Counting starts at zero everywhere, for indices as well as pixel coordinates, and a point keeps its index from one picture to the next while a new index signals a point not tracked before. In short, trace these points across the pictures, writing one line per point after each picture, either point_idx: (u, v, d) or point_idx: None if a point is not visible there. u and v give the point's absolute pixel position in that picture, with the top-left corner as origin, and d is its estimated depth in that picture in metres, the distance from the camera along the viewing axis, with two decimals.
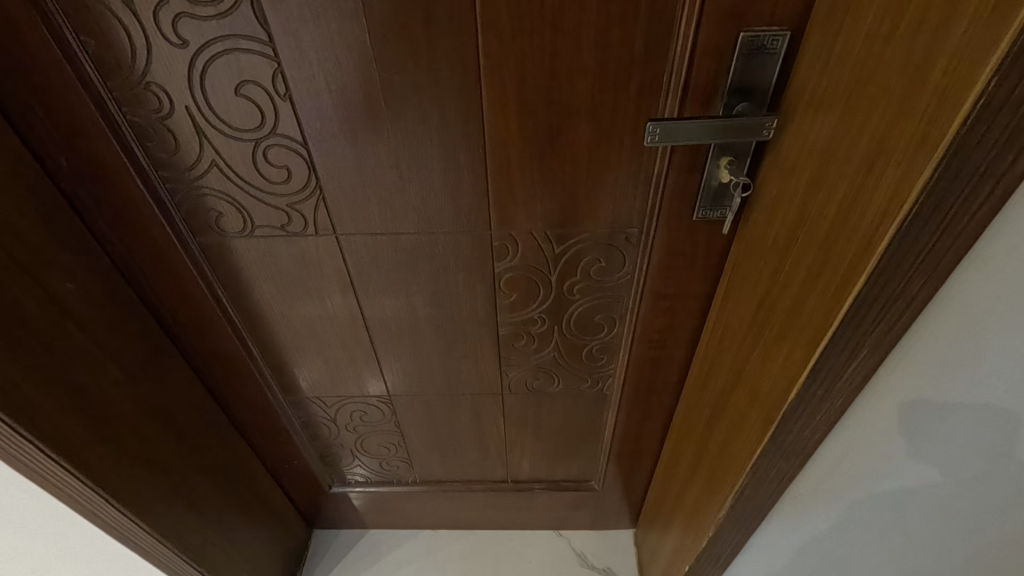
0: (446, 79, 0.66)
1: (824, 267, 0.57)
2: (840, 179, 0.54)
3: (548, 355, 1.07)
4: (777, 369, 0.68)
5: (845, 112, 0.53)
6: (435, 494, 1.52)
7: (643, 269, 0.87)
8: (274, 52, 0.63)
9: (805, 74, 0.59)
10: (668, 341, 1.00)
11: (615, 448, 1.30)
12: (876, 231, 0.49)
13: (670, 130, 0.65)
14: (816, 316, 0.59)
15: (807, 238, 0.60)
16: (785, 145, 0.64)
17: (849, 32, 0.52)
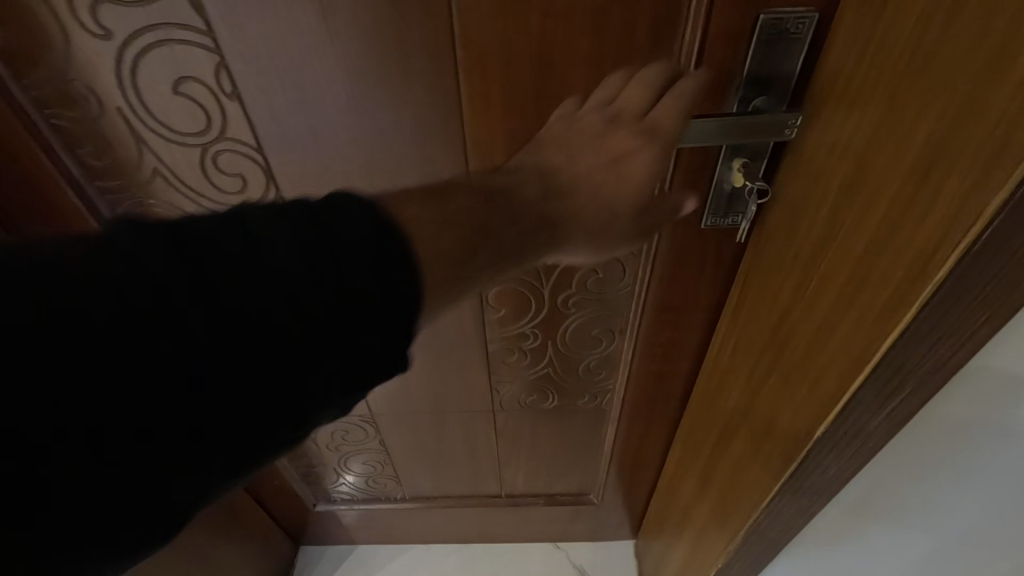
0: (419, 74, 0.57)
1: (863, 291, 0.49)
2: (882, 191, 0.46)
3: (542, 371, 0.99)
4: (800, 399, 0.61)
5: (890, 112, 0.45)
6: (427, 511, 1.45)
7: (644, 281, 0.79)
8: (214, 42, 0.54)
9: (835, 63, 0.51)
10: (671, 356, 0.92)
11: (614, 463, 1.22)
12: (930, 254, 0.41)
13: (704, 130, 0.56)
14: (851, 347, 0.51)
15: (839, 254, 0.52)
16: (809, 146, 0.56)
17: (891, 18, 0.44)
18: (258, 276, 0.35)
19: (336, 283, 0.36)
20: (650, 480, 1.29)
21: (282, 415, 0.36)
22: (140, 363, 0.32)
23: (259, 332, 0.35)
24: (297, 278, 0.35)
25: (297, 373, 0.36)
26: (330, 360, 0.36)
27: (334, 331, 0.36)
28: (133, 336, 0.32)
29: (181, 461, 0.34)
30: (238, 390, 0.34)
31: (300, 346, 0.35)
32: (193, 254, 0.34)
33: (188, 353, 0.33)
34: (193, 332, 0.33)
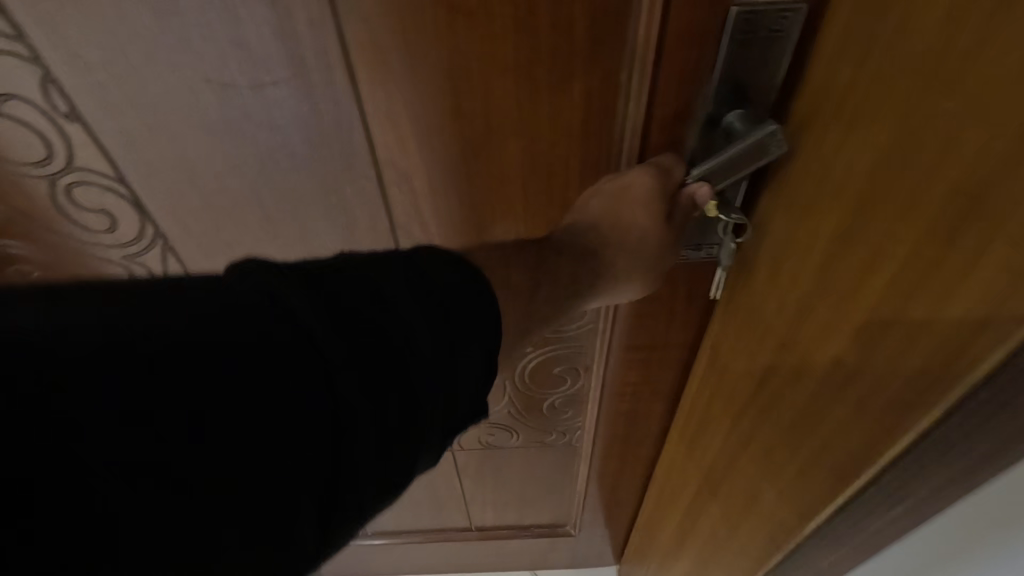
0: (304, 87, 0.45)
1: (871, 369, 0.38)
2: (891, 244, 0.35)
3: (502, 410, 0.88)
4: (788, 480, 0.50)
5: (897, 142, 0.33)
6: (393, 546, 1.34)
7: (607, 318, 0.68)
8: (31, 50, 0.42)
9: (825, 72, 0.39)
10: (644, 395, 0.82)
11: (590, 498, 1.12)
12: (975, 335, 0.30)
13: (757, 142, 0.42)
14: (856, 431, 0.40)
15: (832, 312, 0.41)
16: (792, 176, 0.44)
17: (894, 15, 0.32)
18: (363, 309, 0.33)
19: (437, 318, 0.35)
20: (630, 514, 1.19)
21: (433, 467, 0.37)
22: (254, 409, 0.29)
23: (372, 369, 0.32)
24: (401, 312, 0.34)
25: (421, 409, 0.34)
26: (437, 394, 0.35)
27: (446, 364, 0.35)
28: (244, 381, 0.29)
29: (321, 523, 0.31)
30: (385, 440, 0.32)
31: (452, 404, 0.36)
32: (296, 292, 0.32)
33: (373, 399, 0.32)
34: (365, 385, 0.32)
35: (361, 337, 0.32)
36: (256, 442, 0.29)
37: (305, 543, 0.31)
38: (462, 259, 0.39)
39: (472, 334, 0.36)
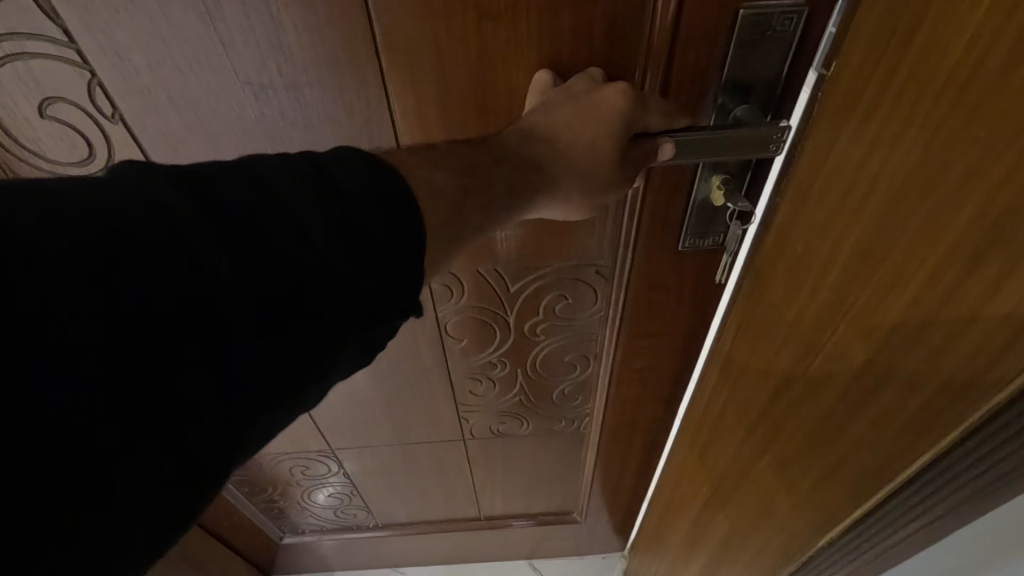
0: (337, 87, 0.47)
1: (892, 384, 0.40)
2: (913, 267, 0.37)
3: (513, 399, 0.90)
4: (793, 454, 0.53)
5: (916, 172, 0.35)
6: (402, 537, 1.36)
7: (616, 306, 0.71)
8: (81, 56, 0.44)
9: (846, 89, 0.40)
10: (649, 381, 0.85)
11: (596, 485, 1.15)
12: (1005, 355, 0.32)
13: (759, 137, 0.47)
14: (880, 437, 0.42)
15: (847, 318, 0.43)
16: (811, 188, 0.45)
17: (915, 45, 0.34)
18: (262, 218, 0.31)
19: (348, 227, 0.32)
20: (634, 500, 1.23)
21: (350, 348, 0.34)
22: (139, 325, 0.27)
23: (292, 271, 0.31)
24: (303, 221, 0.32)
25: (318, 276, 0.32)
26: (347, 309, 0.33)
27: (350, 233, 0.32)
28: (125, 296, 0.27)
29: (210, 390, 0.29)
30: (277, 303, 0.31)
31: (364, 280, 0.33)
32: (181, 201, 0.30)
33: (258, 263, 0.30)
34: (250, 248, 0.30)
35: (279, 239, 0.31)
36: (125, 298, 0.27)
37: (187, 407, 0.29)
38: (384, 163, 0.35)
39: (387, 211, 0.33)
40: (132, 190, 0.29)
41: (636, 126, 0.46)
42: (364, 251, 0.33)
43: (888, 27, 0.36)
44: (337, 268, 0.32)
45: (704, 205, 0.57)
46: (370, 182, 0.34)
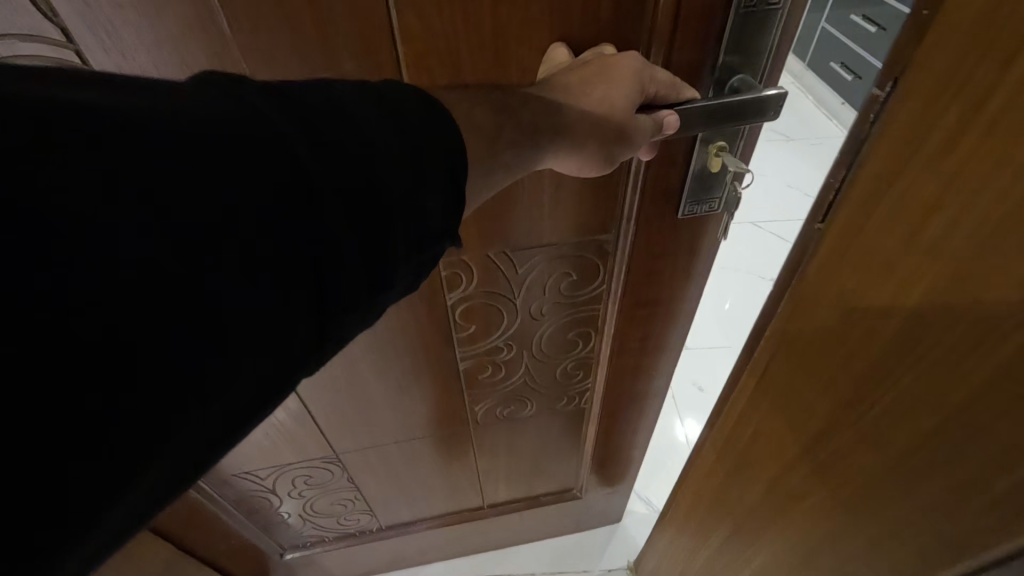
0: (353, 76, 0.47)
1: (974, 455, 0.35)
2: (1004, 327, 0.32)
3: (519, 381, 0.92)
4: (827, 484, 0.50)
5: (1004, 225, 0.31)
6: (406, 538, 1.35)
7: (619, 279, 0.74)
8: (81, 56, 0.42)
9: (905, 127, 0.36)
10: (647, 348, 0.89)
11: (596, 458, 1.19)
12: None
13: (757, 104, 0.50)
14: (957, 510, 0.37)
15: (919, 382, 0.38)
16: (860, 234, 0.41)
17: (1015, 69, 0.29)
18: (347, 139, 0.33)
19: (416, 155, 0.36)
20: (630, 468, 1.28)
21: (410, 255, 0.37)
22: (246, 221, 0.29)
23: (368, 176, 0.33)
24: (381, 143, 0.34)
25: (390, 180, 0.34)
26: (405, 219, 0.36)
27: (411, 146, 0.36)
28: (224, 191, 0.28)
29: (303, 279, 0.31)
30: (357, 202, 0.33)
31: (424, 188, 0.36)
32: (275, 114, 0.32)
33: (340, 165, 0.33)
34: (331, 151, 0.32)
35: (355, 145, 0.33)
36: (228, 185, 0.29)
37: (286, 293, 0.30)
38: (438, 103, 0.39)
39: (438, 131, 0.37)
40: (227, 98, 0.31)
41: (647, 92, 0.48)
42: (420, 161, 0.36)
43: (960, 53, 0.32)
44: (404, 176, 0.35)
45: (700, 174, 0.61)
46: (422, 110, 0.37)
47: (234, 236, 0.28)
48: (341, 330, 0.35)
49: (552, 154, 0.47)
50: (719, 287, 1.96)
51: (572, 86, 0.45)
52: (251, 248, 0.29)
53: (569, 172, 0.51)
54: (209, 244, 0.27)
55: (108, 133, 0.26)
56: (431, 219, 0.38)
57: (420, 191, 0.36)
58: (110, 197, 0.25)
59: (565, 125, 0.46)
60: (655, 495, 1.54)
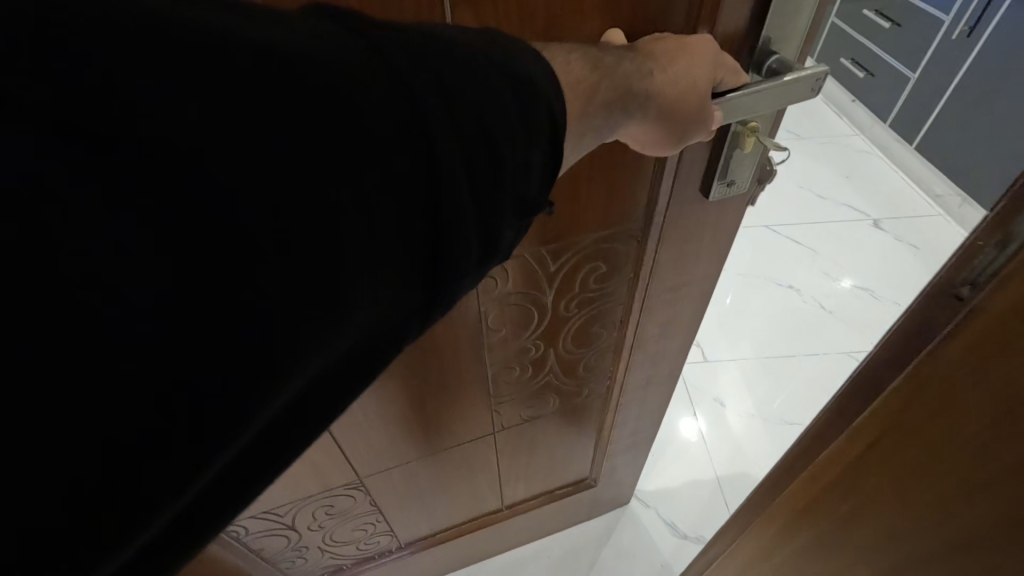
0: None
1: None
2: None
3: (543, 379, 0.91)
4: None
5: None
6: (415, 557, 1.30)
7: (647, 266, 0.74)
8: None
9: None
10: (668, 332, 0.90)
11: (613, 444, 1.20)
12: None
13: (804, 83, 0.51)
14: None
15: None
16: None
17: None
18: (470, 89, 0.33)
19: (526, 108, 0.36)
20: (642, 452, 1.30)
21: (506, 229, 0.38)
22: (378, 178, 0.30)
23: (479, 144, 0.34)
24: (498, 98, 0.35)
25: (499, 153, 0.34)
26: (506, 193, 0.36)
27: (516, 116, 0.36)
28: (357, 149, 0.29)
29: (420, 239, 0.33)
30: (468, 170, 0.33)
31: (523, 163, 0.37)
32: (407, 61, 0.31)
33: (456, 131, 0.33)
34: (449, 116, 0.32)
35: (469, 113, 0.33)
36: (362, 142, 0.29)
37: (406, 251, 0.32)
38: (541, 55, 0.39)
39: (540, 104, 0.37)
40: (364, 43, 0.31)
41: (713, 79, 0.47)
42: (523, 135, 0.36)
43: None
44: (508, 149, 0.35)
45: (731, 153, 0.61)
46: (524, 77, 0.37)
47: (373, 188, 0.29)
48: (451, 287, 0.36)
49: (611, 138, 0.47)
50: (722, 284, 2.01)
51: (633, 76, 0.44)
52: (379, 206, 0.30)
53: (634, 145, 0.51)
54: (343, 196, 0.28)
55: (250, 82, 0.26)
56: (534, 173, 0.38)
57: (519, 166, 0.36)
58: (258, 150, 0.26)
59: (629, 116, 0.46)
60: (666, 508, 1.51)
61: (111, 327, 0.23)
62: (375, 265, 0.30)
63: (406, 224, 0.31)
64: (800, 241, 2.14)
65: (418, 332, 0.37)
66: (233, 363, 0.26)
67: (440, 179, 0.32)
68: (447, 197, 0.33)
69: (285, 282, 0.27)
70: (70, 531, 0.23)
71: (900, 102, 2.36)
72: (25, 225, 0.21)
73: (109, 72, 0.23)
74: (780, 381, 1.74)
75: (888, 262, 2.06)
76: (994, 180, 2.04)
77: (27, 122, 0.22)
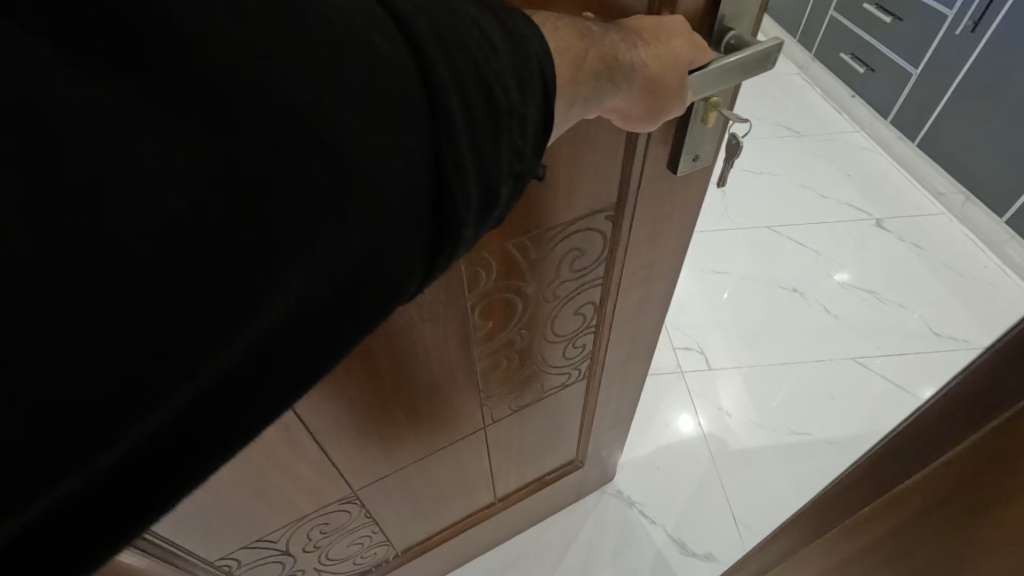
0: None
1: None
2: None
3: (529, 367, 0.92)
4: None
5: None
6: (409, 565, 1.28)
7: (622, 245, 0.76)
8: None
9: None
10: (645, 306, 0.93)
11: (596, 423, 1.23)
12: None
13: (761, 56, 0.53)
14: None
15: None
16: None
17: None
18: (471, 46, 0.35)
19: (520, 68, 0.38)
20: (624, 428, 1.34)
21: (503, 188, 0.39)
22: (381, 132, 0.31)
23: (474, 104, 0.35)
24: (496, 59, 0.36)
25: (492, 114, 0.36)
26: (501, 153, 0.37)
27: (511, 78, 0.37)
28: (362, 107, 0.30)
29: (420, 187, 0.34)
30: (465, 128, 0.35)
31: (517, 125, 0.38)
32: (409, 21, 0.33)
33: (453, 90, 0.34)
34: (448, 75, 0.34)
35: (466, 74, 0.34)
36: (365, 99, 0.30)
37: (408, 195, 0.33)
38: (536, 26, 0.40)
39: (530, 67, 0.38)
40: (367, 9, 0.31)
41: (684, 55, 0.49)
42: (516, 97, 0.37)
43: None
44: (503, 108, 0.36)
45: (694, 128, 0.63)
46: (517, 41, 0.38)
47: (379, 134, 0.31)
48: (451, 239, 0.37)
49: (589, 114, 0.48)
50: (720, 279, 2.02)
51: (609, 54, 0.45)
52: (383, 153, 0.31)
53: (615, 122, 0.52)
54: (349, 144, 0.29)
55: (256, 54, 0.27)
56: (529, 133, 0.39)
57: (513, 126, 0.38)
58: (268, 114, 0.27)
59: (605, 97, 0.48)
60: (672, 523, 1.49)
61: (140, 261, 0.25)
62: (378, 205, 0.31)
63: (409, 172, 0.32)
64: (803, 242, 2.11)
65: (418, 282, 0.38)
66: (242, 296, 0.27)
67: (438, 130, 0.34)
68: (443, 154, 0.34)
69: (296, 232, 0.28)
70: (86, 424, 0.25)
71: (901, 100, 2.36)
72: (65, 174, 0.23)
73: (132, 45, 0.25)
74: (804, 399, 1.70)
75: (896, 267, 2.03)
76: (998, 183, 2.04)
77: (61, 95, 0.23)
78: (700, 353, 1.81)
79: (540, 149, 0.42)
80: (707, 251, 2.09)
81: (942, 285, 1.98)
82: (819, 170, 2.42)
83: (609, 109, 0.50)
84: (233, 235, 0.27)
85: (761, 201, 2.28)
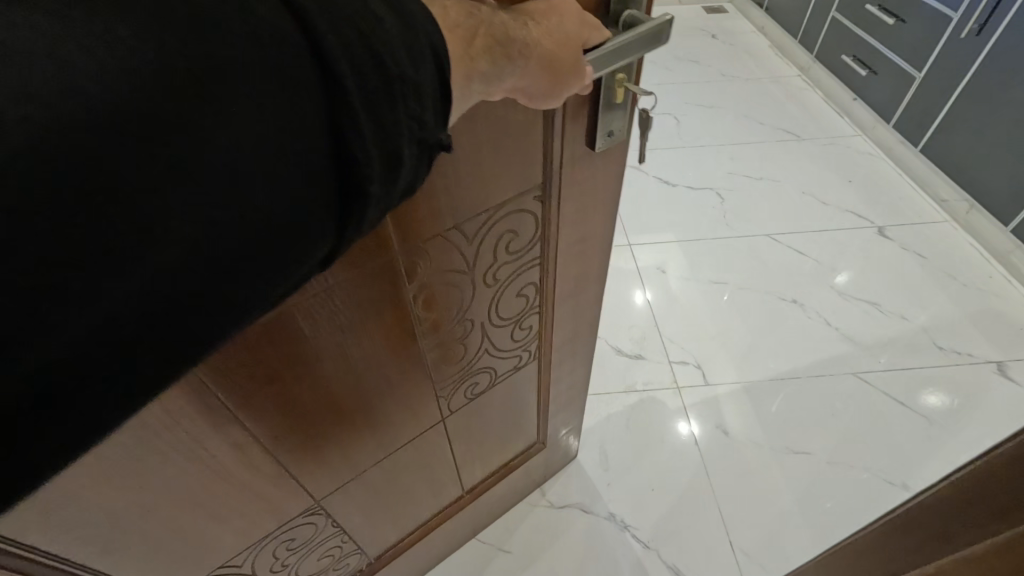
0: None
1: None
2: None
3: (478, 353, 0.93)
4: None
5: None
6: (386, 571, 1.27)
7: (551, 223, 0.80)
8: None
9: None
10: (582, 282, 0.97)
11: (553, 402, 1.27)
12: None
13: (653, 34, 0.57)
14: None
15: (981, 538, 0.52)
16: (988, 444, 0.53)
17: None
18: (357, 16, 0.36)
19: (410, 35, 0.39)
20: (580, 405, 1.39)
21: (406, 156, 0.40)
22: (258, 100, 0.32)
23: (364, 71, 0.36)
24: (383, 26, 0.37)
25: (385, 81, 0.37)
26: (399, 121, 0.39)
27: (401, 44, 0.38)
28: (235, 77, 0.31)
29: (310, 158, 0.35)
30: (355, 93, 0.36)
31: (413, 91, 0.39)
32: None
33: (339, 54, 0.35)
34: (333, 41, 0.34)
35: (352, 39, 0.35)
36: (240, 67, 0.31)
37: (295, 166, 0.34)
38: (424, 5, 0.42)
39: (422, 36, 0.40)
40: None
41: (576, 33, 0.53)
42: (410, 64, 0.39)
43: None
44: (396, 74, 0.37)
45: (606, 105, 0.67)
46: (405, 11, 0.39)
47: (256, 105, 0.32)
48: (353, 210, 0.39)
49: (492, 91, 0.50)
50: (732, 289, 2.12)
51: (501, 33, 0.48)
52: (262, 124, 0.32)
53: (523, 102, 0.55)
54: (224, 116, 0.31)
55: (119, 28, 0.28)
56: (427, 100, 0.41)
57: (409, 94, 0.39)
58: (138, 85, 0.28)
59: (507, 76, 0.50)
60: (650, 522, 1.56)
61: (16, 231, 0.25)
62: (262, 179, 0.33)
63: (293, 144, 0.34)
64: (802, 251, 2.24)
65: (322, 253, 0.39)
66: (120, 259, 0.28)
67: (327, 97, 0.35)
68: (333, 121, 0.35)
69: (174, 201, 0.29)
70: None
71: (903, 105, 2.48)
72: None
73: None
74: (814, 412, 1.76)
75: (899, 275, 2.12)
76: (997, 190, 2.10)
77: None
78: (698, 367, 1.88)
79: (441, 119, 0.44)
80: (706, 264, 2.20)
81: (943, 294, 2.06)
82: (823, 175, 2.57)
83: (512, 88, 0.53)
84: (111, 201, 0.27)
85: (756, 207, 2.43)
